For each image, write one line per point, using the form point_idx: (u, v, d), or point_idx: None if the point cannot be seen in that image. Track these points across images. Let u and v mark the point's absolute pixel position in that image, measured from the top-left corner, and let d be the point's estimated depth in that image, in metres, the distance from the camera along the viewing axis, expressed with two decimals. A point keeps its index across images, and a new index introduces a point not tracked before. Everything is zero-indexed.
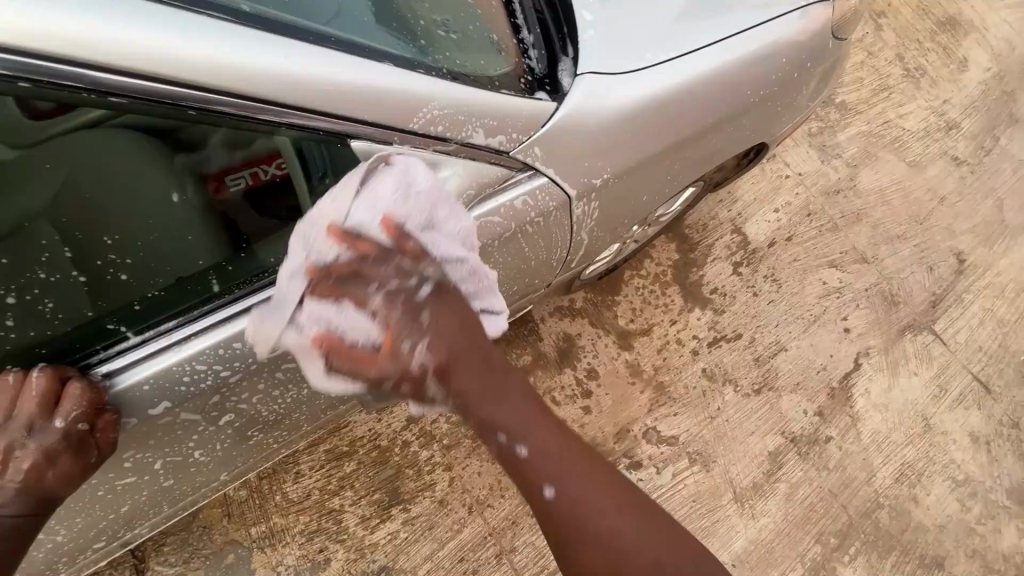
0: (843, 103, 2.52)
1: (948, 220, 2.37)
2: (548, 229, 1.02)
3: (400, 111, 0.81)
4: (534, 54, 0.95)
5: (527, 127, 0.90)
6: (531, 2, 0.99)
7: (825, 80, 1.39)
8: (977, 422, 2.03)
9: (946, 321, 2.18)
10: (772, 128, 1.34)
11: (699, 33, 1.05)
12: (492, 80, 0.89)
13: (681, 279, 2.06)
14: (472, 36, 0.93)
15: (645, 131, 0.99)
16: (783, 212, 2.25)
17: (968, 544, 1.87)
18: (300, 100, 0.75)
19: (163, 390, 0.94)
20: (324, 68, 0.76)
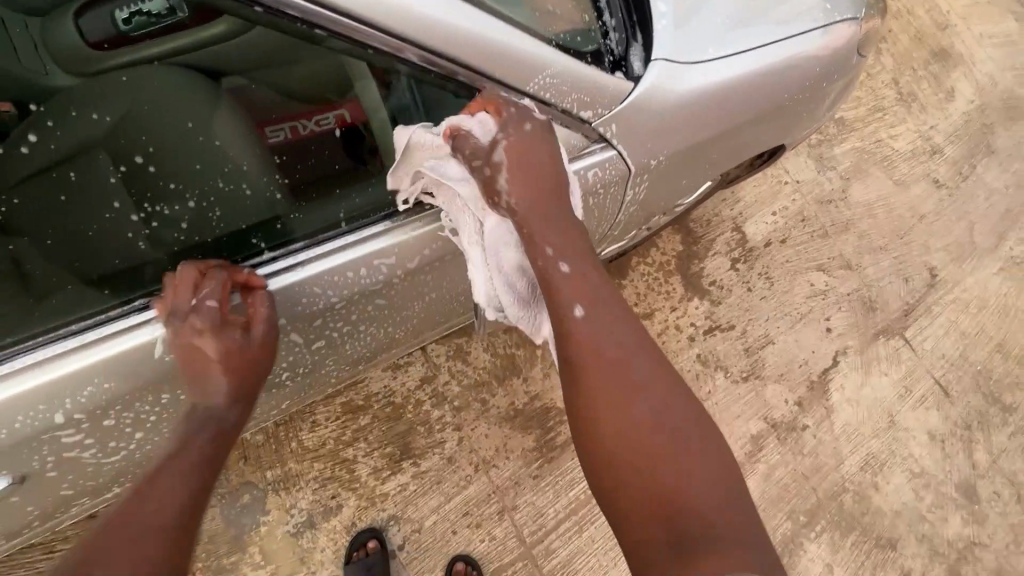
0: (841, 119, 2.68)
1: (925, 237, 2.56)
2: (606, 201, 1.12)
3: (518, 73, 0.91)
4: (614, 37, 1.02)
5: (610, 102, 0.99)
6: None
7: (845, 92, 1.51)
8: (935, 422, 2.23)
9: (916, 328, 2.38)
10: (795, 130, 1.46)
11: (751, 36, 1.15)
12: (582, 55, 0.98)
13: (683, 269, 2.18)
14: (571, 13, 0.99)
15: (700, 120, 1.09)
16: (780, 215, 2.39)
17: (918, 529, 2.06)
18: (430, 39, 0.82)
19: (284, 307, 0.99)
20: (453, 13, 0.83)
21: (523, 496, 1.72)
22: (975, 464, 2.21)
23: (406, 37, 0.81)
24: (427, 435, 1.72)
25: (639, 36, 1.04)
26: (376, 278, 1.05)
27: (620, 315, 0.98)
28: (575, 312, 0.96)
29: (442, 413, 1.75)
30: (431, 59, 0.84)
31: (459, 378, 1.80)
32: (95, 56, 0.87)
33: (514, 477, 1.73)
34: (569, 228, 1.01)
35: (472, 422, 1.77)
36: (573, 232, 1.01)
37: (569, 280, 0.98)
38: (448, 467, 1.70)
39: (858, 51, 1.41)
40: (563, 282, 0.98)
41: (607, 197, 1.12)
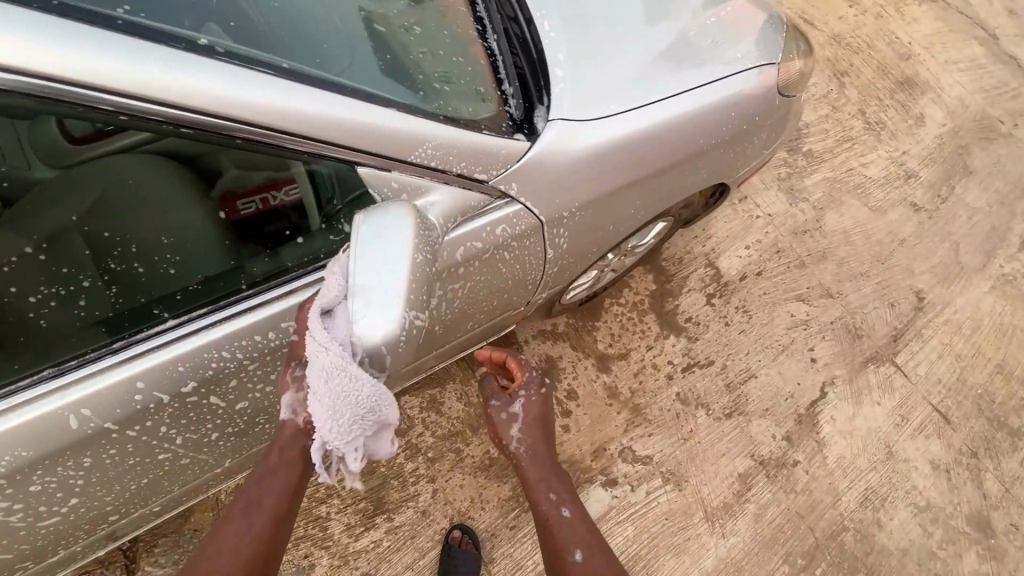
0: (809, 151, 2.73)
1: (907, 260, 2.55)
2: (523, 253, 1.13)
3: (398, 145, 0.91)
4: (512, 103, 1.09)
5: (505, 161, 1.01)
6: (511, 60, 1.14)
7: (775, 132, 1.58)
8: (938, 450, 2.14)
9: (907, 354, 2.32)
10: (727, 170, 1.51)
11: (657, 88, 1.21)
12: (479, 123, 1.02)
13: (657, 308, 2.20)
14: (464, 89, 1.07)
15: (608, 172, 1.14)
16: (754, 249, 2.41)
17: (930, 568, 1.94)
18: (313, 129, 0.85)
19: (193, 371, 1.01)
20: (320, 103, 0.86)
21: (500, 548, 1.71)
22: (986, 494, 2.10)
23: (289, 131, 0.84)
24: (401, 489, 1.73)
25: (535, 99, 1.10)
26: (282, 338, 1.10)
27: (597, 539, 1.22)
28: (574, 555, 1.19)
29: (416, 465, 1.77)
30: (316, 148, 0.87)
31: (433, 429, 1.82)
32: (72, 151, 0.82)
33: (490, 529, 1.73)
34: (548, 469, 1.36)
35: (446, 473, 1.77)
36: (548, 473, 1.35)
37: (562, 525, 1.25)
38: (422, 521, 1.70)
39: (781, 91, 1.47)
40: (562, 524, 1.26)
41: (525, 245, 1.12)
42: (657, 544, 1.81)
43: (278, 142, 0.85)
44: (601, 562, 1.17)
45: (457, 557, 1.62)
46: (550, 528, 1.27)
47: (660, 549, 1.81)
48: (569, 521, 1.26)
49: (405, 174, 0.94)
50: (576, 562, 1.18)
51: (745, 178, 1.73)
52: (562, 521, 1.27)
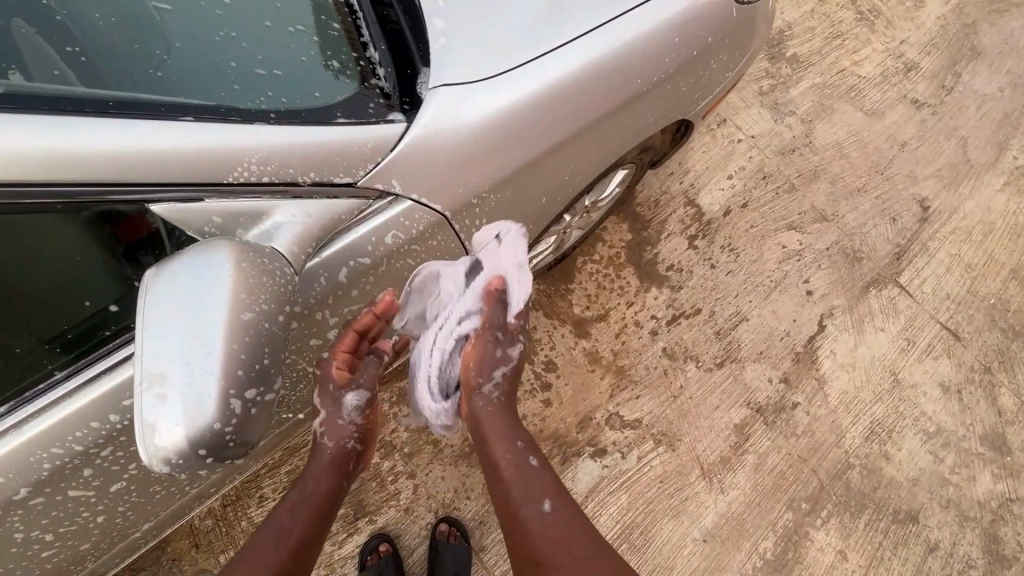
0: (794, 57, 2.43)
1: (909, 167, 2.31)
2: (431, 254, 0.99)
3: (212, 166, 0.73)
4: (382, 73, 0.91)
5: (374, 155, 0.84)
6: (376, 16, 0.94)
7: (739, 51, 1.33)
8: (948, 371, 2.01)
9: (911, 272, 2.14)
10: (682, 106, 1.29)
11: (568, 27, 1.00)
12: (329, 111, 0.84)
13: (635, 260, 2.02)
14: (308, 68, 0.88)
15: (519, 140, 0.97)
16: (738, 178, 2.19)
17: (941, 495, 1.86)
18: (82, 175, 0.67)
19: (20, 475, 0.77)
20: (97, 135, 0.67)
21: (490, 535, 1.66)
22: (1001, 411, 1.98)
23: (49, 184, 0.65)
24: (380, 489, 1.66)
25: (408, 65, 0.92)
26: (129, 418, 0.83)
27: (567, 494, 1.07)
28: (542, 506, 1.04)
29: (393, 463, 1.69)
30: (102, 196, 0.69)
31: (406, 423, 1.73)
32: None
33: (478, 517, 1.67)
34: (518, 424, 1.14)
35: (426, 466, 1.70)
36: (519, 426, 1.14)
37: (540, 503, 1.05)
38: (407, 519, 1.65)
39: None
40: (527, 473, 1.08)
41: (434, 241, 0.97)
42: (653, 509, 1.75)
43: (42, 201, 0.67)
44: (577, 517, 1.03)
45: (445, 552, 1.58)
46: (513, 480, 1.08)
47: (657, 514, 1.75)
48: (533, 476, 1.08)
49: (225, 199, 0.76)
50: (541, 515, 1.02)
51: (713, 107, 1.49)
52: (527, 470, 1.08)
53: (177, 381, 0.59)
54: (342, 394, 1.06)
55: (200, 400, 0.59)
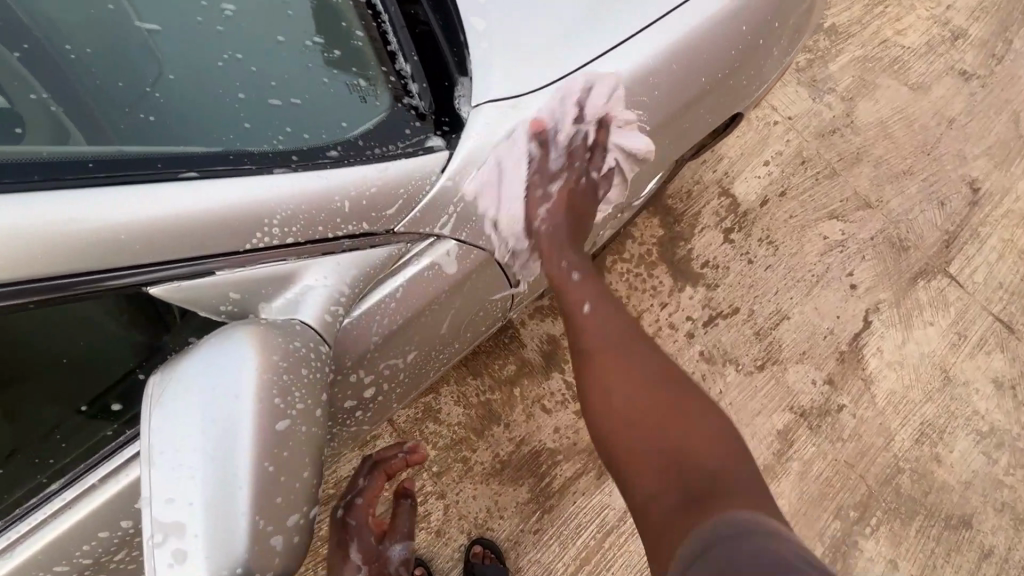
0: (832, 28, 2.25)
1: (957, 145, 2.16)
2: (467, 292, 0.96)
3: (230, 231, 0.69)
4: (414, 90, 0.86)
5: (407, 199, 0.80)
6: (397, 28, 0.89)
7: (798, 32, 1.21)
8: (1001, 366, 1.90)
9: (962, 260, 2.01)
10: (741, 101, 1.19)
11: (612, 22, 0.94)
12: (355, 142, 0.79)
13: (668, 257, 1.90)
14: (329, 92, 0.83)
15: (559, 147, 0.96)
16: (774, 164, 2.05)
17: (996, 498, 1.77)
18: (74, 264, 0.60)
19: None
20: (93, 217, 0.61)
21: (526, 555, 1.59)
22: None
23: (35, 277, 0.59)
24: None
25: (449, 77, 0.87)
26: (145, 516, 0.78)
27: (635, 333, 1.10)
28: (585, 308, 1.11)
29: (422, 483, 1.61)
30: (106, 281, 0.63)
31: (433, 440, 1.65)
32: None
33: (513, 537, 1.60)
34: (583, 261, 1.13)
35: (456, 486, 1.62)
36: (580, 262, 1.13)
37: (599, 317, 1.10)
38: (438, 541, 1.59)
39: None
40: (575, 287, 1.12)
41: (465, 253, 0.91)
42: None
43: (30, 296, 0.60)
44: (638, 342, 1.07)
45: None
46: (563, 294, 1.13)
47: None
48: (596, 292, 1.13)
49: (248, 266, 0.72)
50: (591, 322, 1.10)
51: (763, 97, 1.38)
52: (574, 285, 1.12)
53: (191, 507, 0.59)
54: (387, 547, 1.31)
55: (229, 514, 0.61)
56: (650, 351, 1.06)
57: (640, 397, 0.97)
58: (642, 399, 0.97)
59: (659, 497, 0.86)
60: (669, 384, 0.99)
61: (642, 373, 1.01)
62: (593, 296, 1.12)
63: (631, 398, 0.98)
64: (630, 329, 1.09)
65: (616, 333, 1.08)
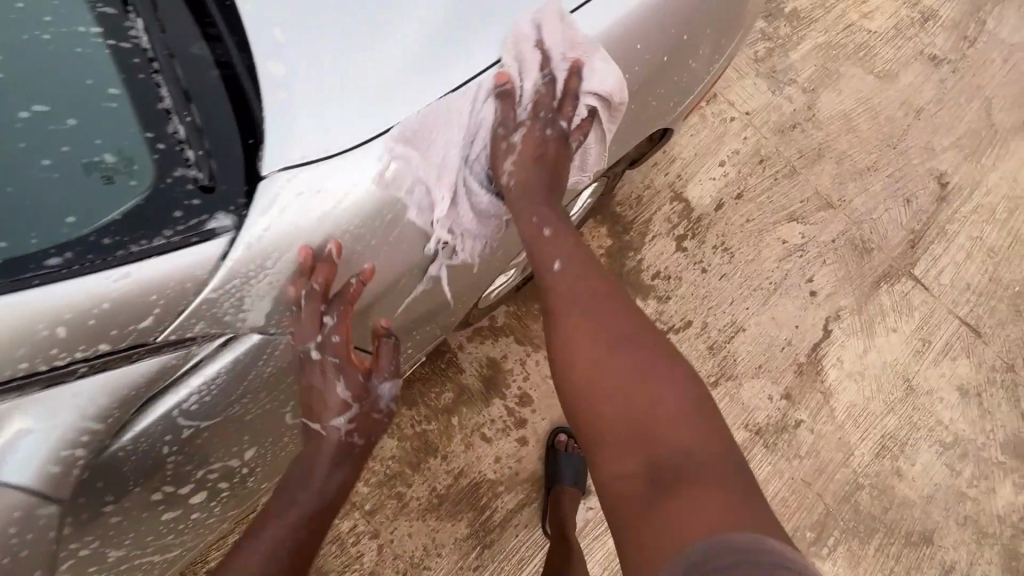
0: (794, 12, 2.10)
1: (925, 137, 2.04)
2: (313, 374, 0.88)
3: None
4: (192, 157, 0.76)
5: (178, 284, 0.73)
6: (161, 80, 0.77)
7: (716, 38, 1.17)
8: (966, 373, 1.82)
9: (927, 261, 1.91)
10: (645, 120, 1.16)
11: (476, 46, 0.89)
12: (113, 237, 0.71)
13: (616, 269, 1.79)
14: (70, 176, 0.72)
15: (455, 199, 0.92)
16: (731, 164, 1.93)
17: (959, 511, 1.70)
18: None
19: None
20: None
21: None
22: None
23: None
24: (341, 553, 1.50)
25: (249, 134, 0.78)
26: None
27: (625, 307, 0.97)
28: (552, 267, 0.99)
29: (354, 522, 1.52)
30: None
31: (366, 476, 1.55)
32: None
33: None
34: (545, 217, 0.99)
35: (390, 524, 1.53)
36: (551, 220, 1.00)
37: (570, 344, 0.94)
38: None
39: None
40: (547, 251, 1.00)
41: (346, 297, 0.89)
42: None
43: None
44: (621, 313, 0.95)
45: None
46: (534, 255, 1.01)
47: None
48: (568, 251, 1.01)
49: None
50: (556, 274, 0.99)
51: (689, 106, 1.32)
52: (547, 256, 1.00)
53: None
54: (377, 385, 0.96)
55: None
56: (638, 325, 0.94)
57: (623, 392, 0.87)
58: (641, 414, 0.84)
59: (623, 475, 0.82)
60: (658, 362, 0.89)
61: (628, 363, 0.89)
62: (579, 292, 0.97)
63: (623, 372, 0.88)
64: (605, 291, 0.98)
65: (591, 300, 0.96)
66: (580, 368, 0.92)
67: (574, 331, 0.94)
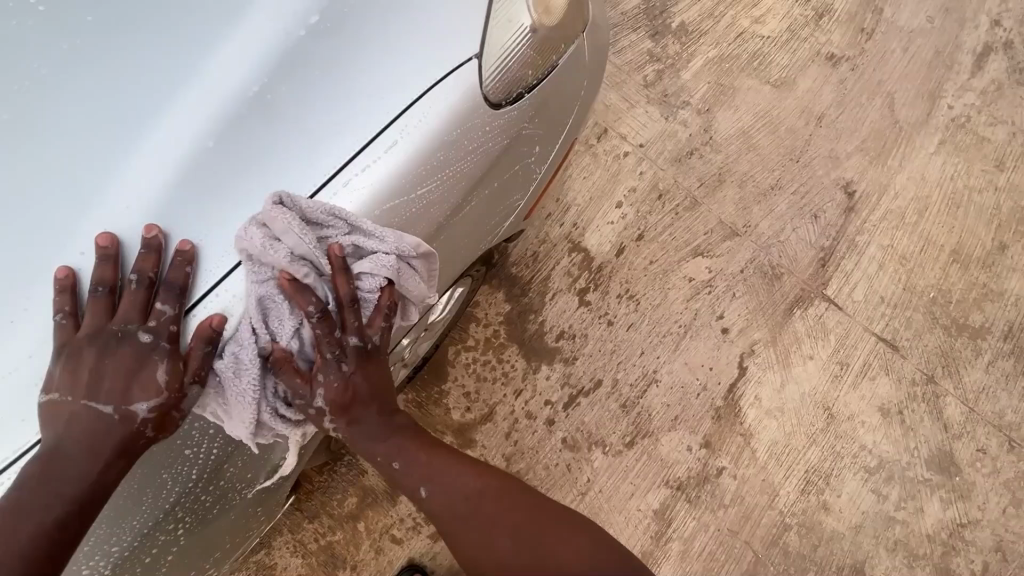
0: (682, 27, 1.99)
1: (828, 145, 1.96)
2: None
3: None
4: None
5: None
6: None
7: (531, 147, 1.00)
8: (887, 393, 1.77)
9: (839, 279, 1.85)
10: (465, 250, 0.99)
11: (229, 194, 0.78)
12: None
13: (518, 337, 1.71)
14: None
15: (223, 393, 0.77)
16: (628, 204, 1.83)
17: (888, 537, 1.68)
18: None
19: None
20: None
21: None
22: (948, 426, 1.77)
23: None
24: None
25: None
26: None
27: (442, 453, 0.98)
28: (394, 468, 0.95)
29: None
30: None
31: None
32: None
33: None
34: (381, 443, 0.96)
35: None
36: (389, 443, 0.96)
37: (437, 486, 0.93)
38: None
39: (487, 111, 0.86)
40: (404, 472, 0.96)
41: (114, 539, 0.78)
42: None
43: None
44: (462, 470, 0.96)
45: None
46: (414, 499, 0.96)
47: None
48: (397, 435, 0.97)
49: None
50: (415, 479, 0.95)
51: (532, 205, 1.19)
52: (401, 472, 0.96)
53: None
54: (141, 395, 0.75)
55: None
56: (485, 477, 0.95)
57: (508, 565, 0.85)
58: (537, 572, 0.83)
59: None
60: (517, 504, 0.91)
61: (509, 531, 0.88)
62: (424, 469, 0.95)
63: (508, 537, 0.87)
64: (429, 451, 0.98)
65: (427, 470, 0.95)
66: (459, 537, 0.90)
67: (447, 524, 0.92)
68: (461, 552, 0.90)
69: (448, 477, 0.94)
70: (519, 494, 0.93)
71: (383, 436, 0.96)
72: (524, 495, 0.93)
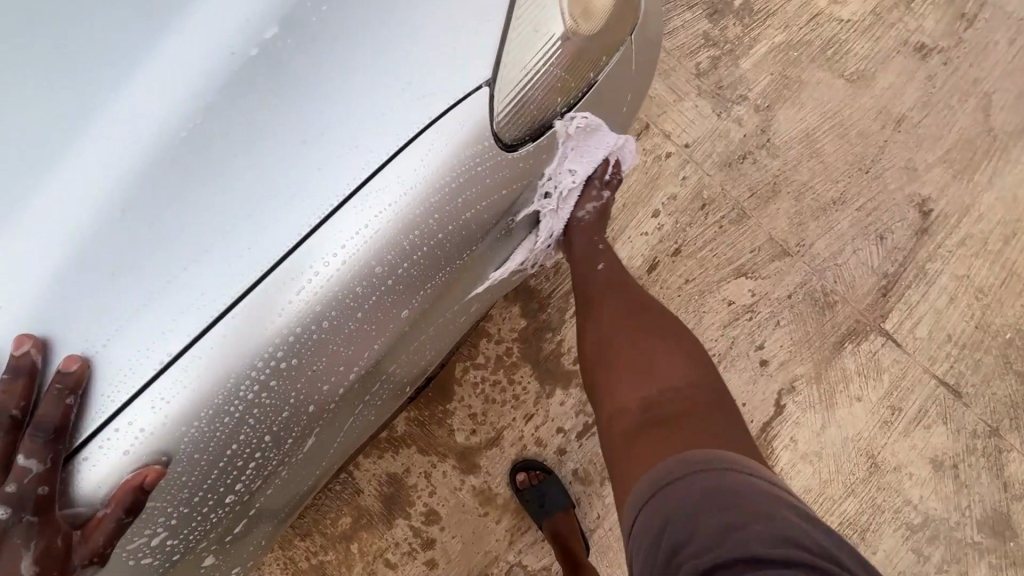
0: (746, 5, 1.71)
1: (906, 154, 1.69)
2: None
3: None
4: None
5: None
6: None
7: (544, 189, 0.88)
8: (942, 444, 1.58)
9: (901, 312, 1.63)
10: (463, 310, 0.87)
11: (205, 221, 0.63)
12: None
13: (532, 357, 1.56)
14: None
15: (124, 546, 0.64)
16: (666, 213, 1.63)
17: None
18: None
19: None
20: None
21: None
22: (1007, 485, 1.58)
23: None
24: None
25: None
26: None
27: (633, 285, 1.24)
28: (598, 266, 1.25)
29: None
30: None
31: None
32: None
33: None
34: (590, 243, 1.25)
35: None
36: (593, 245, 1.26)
37: (611, 274, 1.26)
38: None
39: (499, 153, 0.75)
40: (591, 271, 1.25)
41: None
42: None
43: None
44: (627, 288, 1.23)
45: None
46: (587, 284, 1.25)
47: None
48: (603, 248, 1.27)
49: None
50: (600, 259, 1.26)
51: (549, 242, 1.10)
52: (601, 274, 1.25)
53: None
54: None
55: None
56: (647, 308, 1.19)
57: (636, 354, 1.11)
58: (655, 370, 1.08)
59: (626, 413, 1.06)
60: (664, 333, 1.14)
61: (645, 337, 1.13)
62: (608, 265, 1.26)
63: (636, 336, 1.13)
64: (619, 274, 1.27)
65: (612, 265, 1.27)
66: (608, 319, 1.17)
67: (595, 303, 1.22)
68: (593, 331, 1.19)
69: (614, 281, 1.24)
70: (668, 323, 1.17)
71: (597, 221, 1.26)
72: (673, 325, 1.17)
